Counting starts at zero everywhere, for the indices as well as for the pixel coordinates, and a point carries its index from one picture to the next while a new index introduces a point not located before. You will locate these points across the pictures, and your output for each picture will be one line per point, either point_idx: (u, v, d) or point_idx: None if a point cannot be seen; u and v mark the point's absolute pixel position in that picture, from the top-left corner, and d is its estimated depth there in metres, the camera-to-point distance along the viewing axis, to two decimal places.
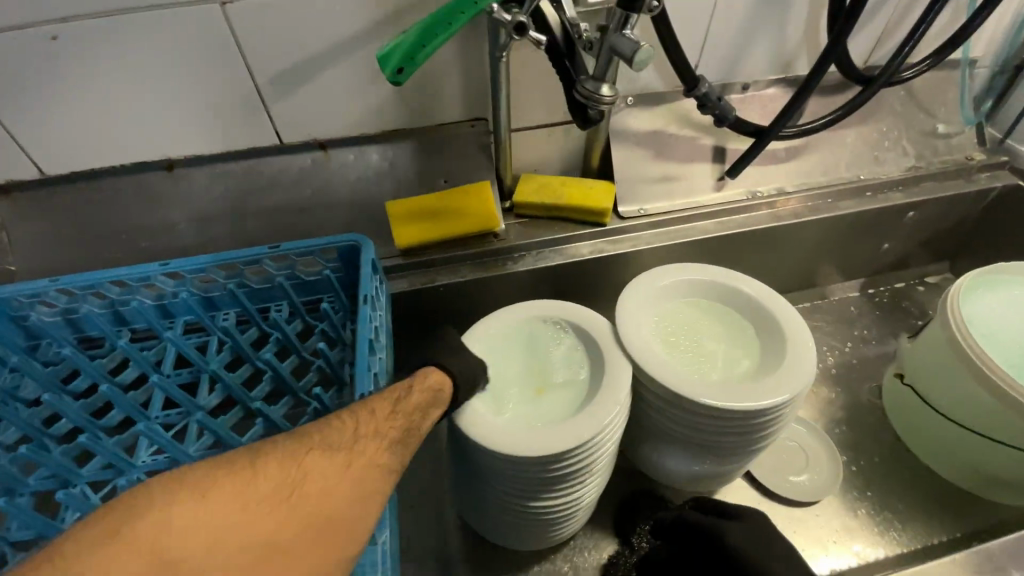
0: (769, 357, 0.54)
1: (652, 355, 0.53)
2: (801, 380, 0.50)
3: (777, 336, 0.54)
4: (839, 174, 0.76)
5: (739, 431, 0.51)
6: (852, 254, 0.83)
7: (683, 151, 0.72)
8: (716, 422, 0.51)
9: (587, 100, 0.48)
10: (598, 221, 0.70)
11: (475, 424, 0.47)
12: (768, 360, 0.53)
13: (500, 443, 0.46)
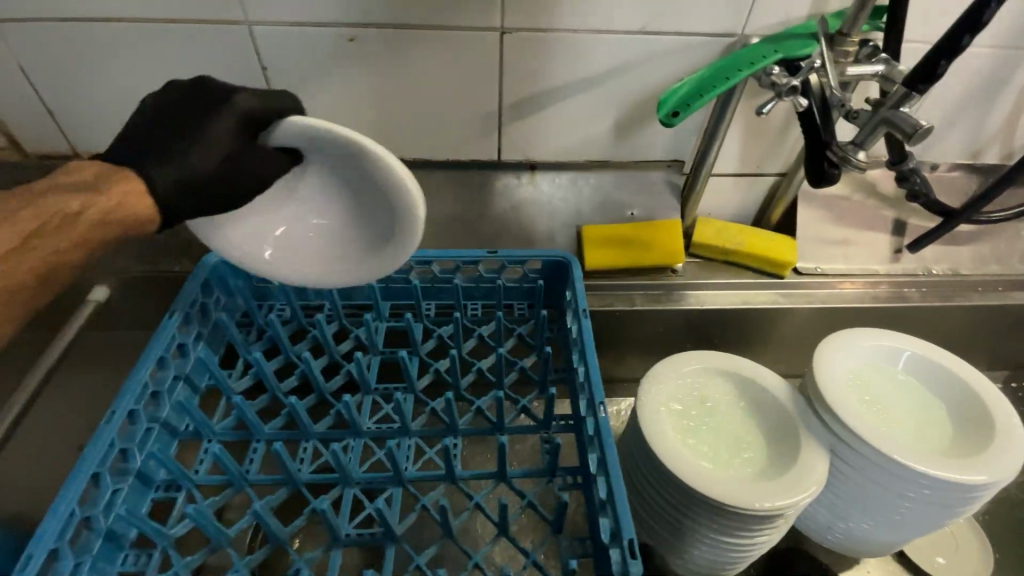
0: (971, 433, 0.54)
1: (854, 413, 0.54)
2: (1013, 461, 0.50)
3: (981, 417, 0.55)
4: (1011, 265, 0.77)
5: (939, 501, 0.52)
6: (1006, 343, 0.83)
7: (865, 219, 0.74)
8: (920, 489, 0.51)
9: (841, 160, 0.52)
10: (776, 272, 0.73)
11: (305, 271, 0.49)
12: (971, 435, 0.54)
13: (698, 480, 0.50)
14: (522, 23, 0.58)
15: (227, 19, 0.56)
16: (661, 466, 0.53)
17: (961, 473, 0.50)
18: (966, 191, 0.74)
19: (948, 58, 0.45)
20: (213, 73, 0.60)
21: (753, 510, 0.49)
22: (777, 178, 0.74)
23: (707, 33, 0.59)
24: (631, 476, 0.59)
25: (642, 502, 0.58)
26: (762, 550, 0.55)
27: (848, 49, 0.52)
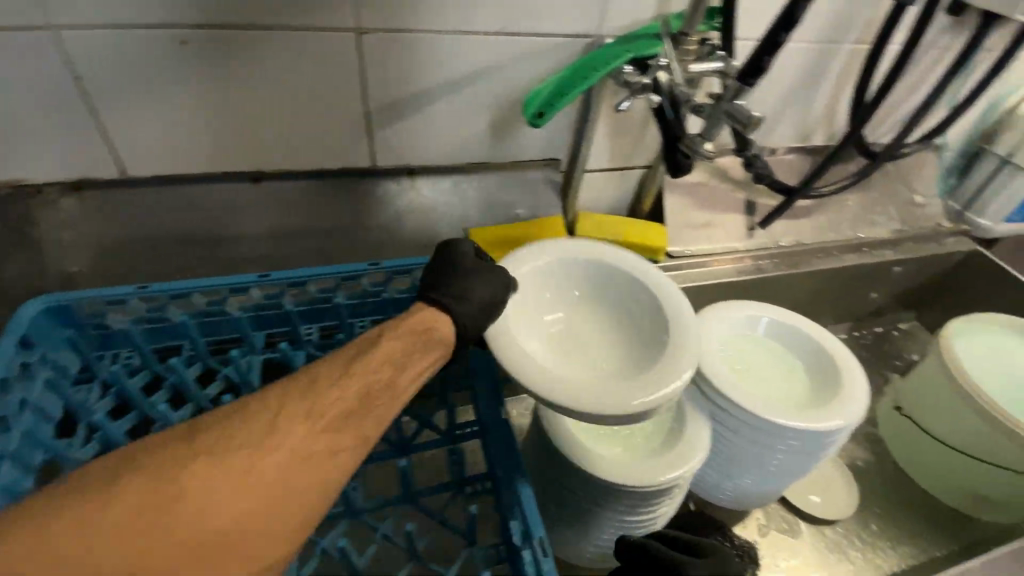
0: (827, 383, 0.61)
1: (725, 378, 0.59)
2: (860, 403, 0.57)
3: (831, 368, 0.63)
4: (842, 233, 0.89)
5: (803, 448, 0.58)
6: (846, 299, 0.96)
7: (723, 202, 0.81)
8: (788, 440, 0.57)
9: (691, 151, 0.57)
10: (652, 258, 0.78)
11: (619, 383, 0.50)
12: (827, 386, 0.61)
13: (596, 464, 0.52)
14: (379, 23, 0.55)
15: (21, 24, 0.48)
16: (563, 458, 0.54)
17: (815, 420, 0.56)
18: (801, 171, 0.84)
19: (770, 54, 0.50)
20: (13, 88, 0.51)
21: (644, 485, 0.51)
22: (644, 170, 0.79)
23: (565, 34, 0.60)
24: (537, 470, 0.60)
25: (550, 495, 0.59)
26: (662, 521, 0.59)
27: (689, 48, 0.56)
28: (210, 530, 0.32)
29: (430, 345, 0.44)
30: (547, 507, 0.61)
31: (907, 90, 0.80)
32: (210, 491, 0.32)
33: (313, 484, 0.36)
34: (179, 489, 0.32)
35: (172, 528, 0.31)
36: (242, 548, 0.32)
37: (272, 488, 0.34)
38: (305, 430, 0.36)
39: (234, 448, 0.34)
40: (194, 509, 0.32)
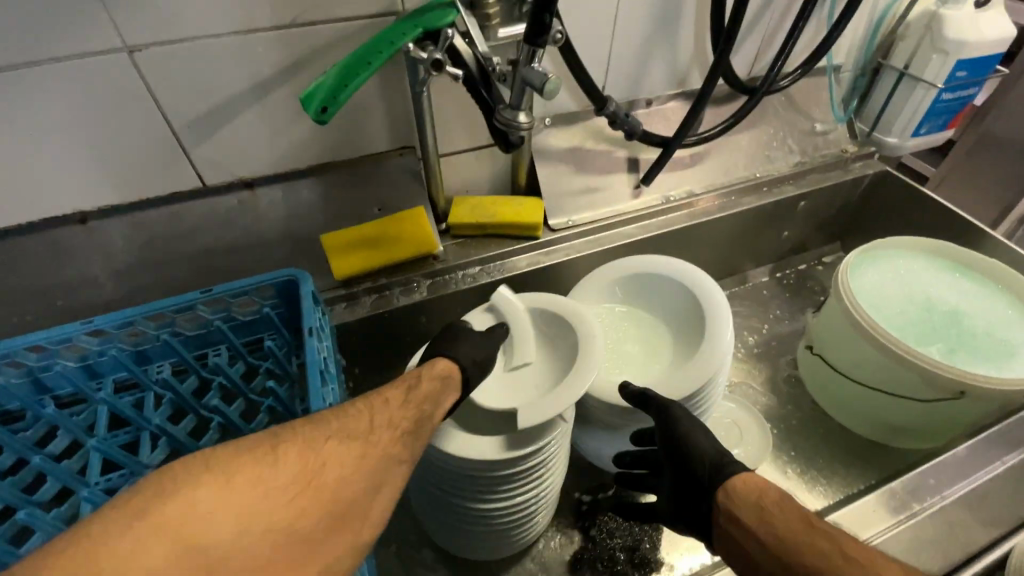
0: (695, 324, 0.61)
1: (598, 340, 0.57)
2: (730, 334, 0.57)
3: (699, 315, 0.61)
4: (739, 175, 0.85)
5: (699, 401, 0.59)
6: (758, 242, 0.92)
7: (602, 163, 0.78)
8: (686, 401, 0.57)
9: (508, 127, 0.52)
10: (531, 234, 0.74)
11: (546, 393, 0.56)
12: (695, 327, 0.61)
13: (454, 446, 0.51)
14: (152, 36, 0.51)
15: None
16: (435, 459, 0.52)
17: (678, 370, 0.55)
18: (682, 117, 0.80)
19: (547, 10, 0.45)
20: None
21: (503, 459, 0.50)
22: None
23: (367, 16, 0.57)
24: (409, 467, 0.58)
25: (424, 488, 0.57)
26: (541, 495, 0.58)
27: (491, 11, 0.53)
28: (283, 530, 0.33)
29: (434, 392, 0.48)
30: (425, 504, 0.59)
31: (776, 14, 0.75)
32: (281, 488, 0.34)
33: (353, 523, 0.36)
34: (187, 501, 0.31)
35: (248, 502, 0.32)
36: (309, 554, 0.33)
37: (323, 511, 0.35)
38: (341, 460, 0.38)
39: (282, 463, 0.35)
40: (259, 495, 0.33)
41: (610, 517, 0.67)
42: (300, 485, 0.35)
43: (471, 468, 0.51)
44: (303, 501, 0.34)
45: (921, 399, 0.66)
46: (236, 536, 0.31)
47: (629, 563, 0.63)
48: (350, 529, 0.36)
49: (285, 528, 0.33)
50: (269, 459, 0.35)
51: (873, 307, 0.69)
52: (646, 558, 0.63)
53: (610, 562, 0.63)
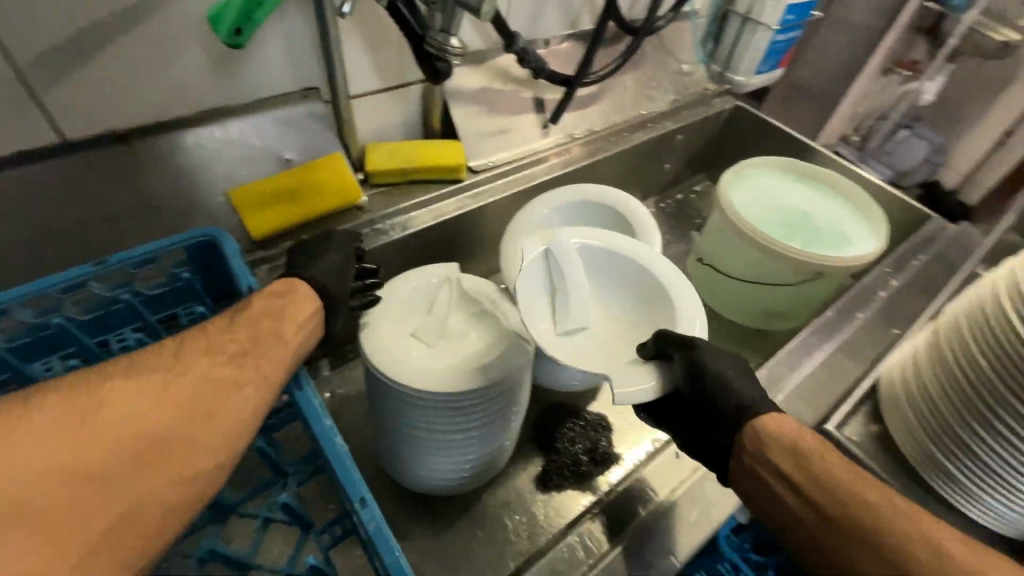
0: (630, 242, 0.65)
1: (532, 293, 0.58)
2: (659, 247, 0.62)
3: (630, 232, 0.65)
4: (626, 113, 0.93)
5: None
6: (646, 174, 1.02)
7: (510, 104, 0.79)
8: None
9: (441, 51, 0.52)
10: (454, 177, 0.74)
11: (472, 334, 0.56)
12: (630, 245, 0.65)
13: (428, 382, 0.51)
14: None
15: None
16: (401, 396, 0.52)
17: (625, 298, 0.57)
18: (577, 57, 0.84)
19: None
20: None
21: (478, 386, 0.51)
22: (422, 85, 0.74)
23: None
24: (385, 423, 0.57)
25: (402, 439, 0.56)
26: (516, 420, 0.60)
27: None
28: (128, 457, 0.37)
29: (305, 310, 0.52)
30: (406, 457, 0.59)
31: None
32: (123, 416, 0.38)
33: (208, 436, 0.41)
34: (32, 439, 0.35)
35: (92, 434, 0.37)
36: (181, 454, 0.39)
37: (200, 410, 0.41)
38: (210, 378, 0.42)
39: (139, 391, 0.39)
40: (108, 423, 0.37)
41: (568, 427, 0.70)
42: (151, 410, 0.39)
43: (448, 403, 0.51)
44: (160, 417, 0.39)
45: (790, 284, 0.81)
46: (78, 470, 0.35)
47: (591, 462, 0.67)
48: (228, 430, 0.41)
49: (146, 450, 0.38)
50: (145, 383, 0.40)
51: (750, 216, 0.82)
52: (606, 454, 0.68)
53: (575, 465, 0.67)
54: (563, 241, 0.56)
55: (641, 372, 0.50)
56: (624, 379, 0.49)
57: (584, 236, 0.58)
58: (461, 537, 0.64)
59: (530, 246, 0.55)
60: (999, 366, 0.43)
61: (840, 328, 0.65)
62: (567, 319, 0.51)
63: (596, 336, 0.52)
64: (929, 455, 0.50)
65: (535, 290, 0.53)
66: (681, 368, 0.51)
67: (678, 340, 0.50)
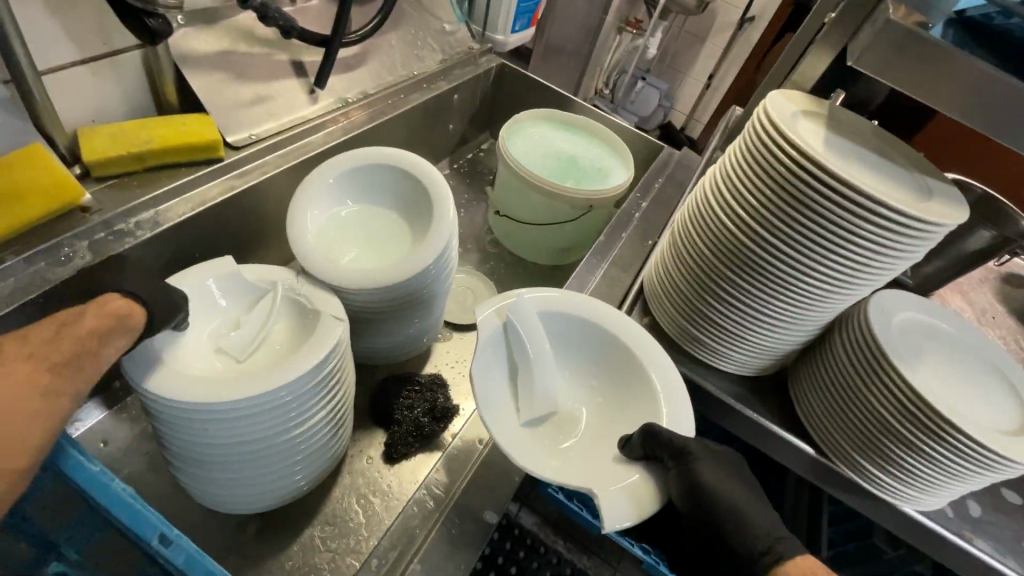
0: (424, 204, 0.65)
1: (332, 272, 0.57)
2: (452, 206, 0.62)
3: (421, 190, 0.65)
4: (398, 75, 0.91)
5: (442, 269, 0.63)
6: (431, 137, 1.03)
7: (264, 69, 0.71)
8: (430, 272, 0.60)
9: (150, 6, 0.46)
10: (213, 157, 0.64)
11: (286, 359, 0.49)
12: (424, 208, 0.64)
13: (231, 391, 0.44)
14: None
15: None
16: (188, 419, 0.44)
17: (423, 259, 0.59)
18: (332, 15, 0.79)
19: None
20: None
21: (294, 382, 0.47)
22: (139, 50, 0.61)
23: None
24: (184, 451, 0.48)
25: (211, 462, 0.49)
26: (346, 404, 0.57)
27: None
28: None
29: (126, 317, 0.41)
30: (221, 480, 0.51)
31: None
32: None
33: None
34: None
35: None
36: None
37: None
38: None
39: None
40: None
41: (405, 395, 0.69)
42: None
43: (260, 407, 0.46)
44: None
45: (573, 219, 0.91)
46: None
47: (433, 420, 0.68)
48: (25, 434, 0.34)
49: None
50: None
51: (530, 164, 0.90)
52: (446, 409, 0.69)
53: (418, 429, 0.67)
54: (522, 309, 0.56)
55: (625, 466, 0.50)
56: (612, 485, 0.47)
57: (554, 314, 0.58)
58: (313, 540, 0.60)
59: (489, 317, 0.55)
60: (713, 249, 0.56)
61: (611, 247, 0.77)
62: (531, 410, 0.53)
63: (566, 443, 0.54)
64: (685, 332, 0.63)
65: (497, 363, 0.55)
66: (675, 478, 0.47)
67: (671, 444, 0.47)
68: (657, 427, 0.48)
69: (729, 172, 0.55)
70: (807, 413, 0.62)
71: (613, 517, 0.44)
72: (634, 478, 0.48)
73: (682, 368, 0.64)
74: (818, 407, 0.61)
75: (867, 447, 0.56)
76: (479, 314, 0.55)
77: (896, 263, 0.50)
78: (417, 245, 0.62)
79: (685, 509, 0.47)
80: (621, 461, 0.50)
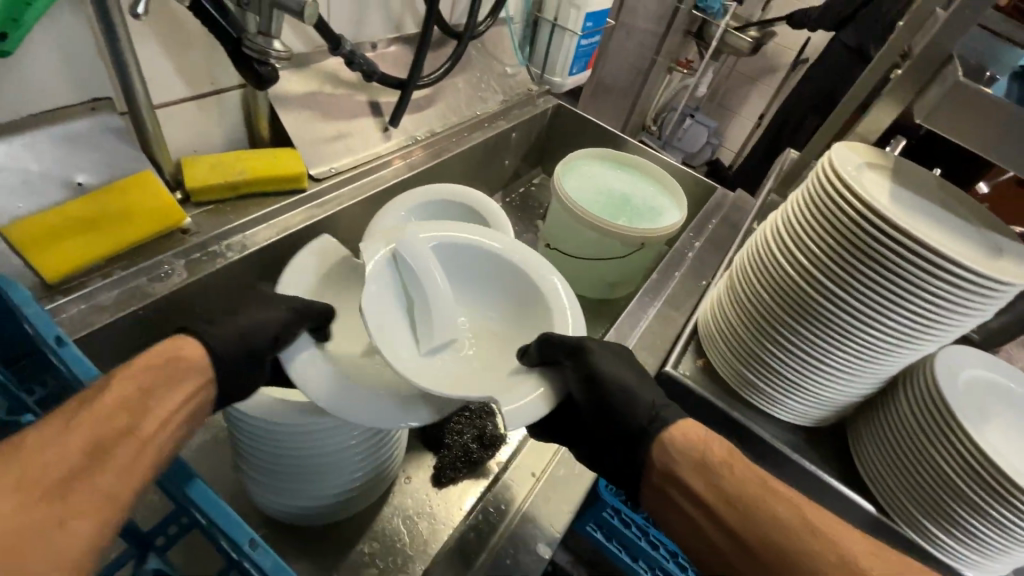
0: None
1: None
2: (512, 238, 0.65)
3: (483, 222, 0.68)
4: (461, 115, 0.97)
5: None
6: (488, 171, 1.07)
7: (345, 108, 0.77)
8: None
9: (263, 55, 0.49)
10: (296, 188, 0.70)
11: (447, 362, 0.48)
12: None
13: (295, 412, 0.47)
14: None
15: None
16: (262, 429, 0.48)
17: None
18: (407, 61, 0.85)
19: None
20: None
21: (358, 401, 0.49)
22: (241, 91, 0.68)
23: None
24: (255, 460, 0.52)
25: (279, 473, 0.52)
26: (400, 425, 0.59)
27: None
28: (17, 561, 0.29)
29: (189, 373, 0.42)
30: (287, 490, 0.54)
31: None
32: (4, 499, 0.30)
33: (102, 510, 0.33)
34: None
35: None
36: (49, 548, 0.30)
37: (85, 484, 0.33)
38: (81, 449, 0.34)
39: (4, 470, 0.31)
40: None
41: (455, 420, 0.72)
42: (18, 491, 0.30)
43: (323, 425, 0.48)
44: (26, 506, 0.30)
45: (623, 256, 0.92)
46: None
47: (480, 446, 0.70)
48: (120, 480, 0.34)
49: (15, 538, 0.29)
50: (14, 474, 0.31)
51: (583, 200, 0.93)
52: (493, 436, 0.71)
53: (466, 454, 0.69)
54: (414, 246, 0.51)
55: (520, 378, 0.48)
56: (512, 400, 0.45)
57: (442, 242, 0.54)
58: (362, 557, 0.62)
59: (382, 257, 0.49)
60: (772, 293, 0.57)
61: (663, 286, 0.78)
62: (433, 339, 0.47)
63: (465, 355, 0.49)
64: (740, 375, 0.63)
65: (389, 283, 0.49)
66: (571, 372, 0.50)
67: (567, 347, 0.48)
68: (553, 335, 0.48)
69: (789, 219, 0.56)
70: (868, 467, 0.60)
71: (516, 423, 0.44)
72: (535, 392, 0.47)
73: (734, 412, 0.63)
74: (881, 463, 0.58)
75: (934, 509, 0.53)
76: (369, 255, 0.49)
77: (966, 320, 0.49)
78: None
79: (583, 399, 0.51)
80: (524, 372, 0.49)
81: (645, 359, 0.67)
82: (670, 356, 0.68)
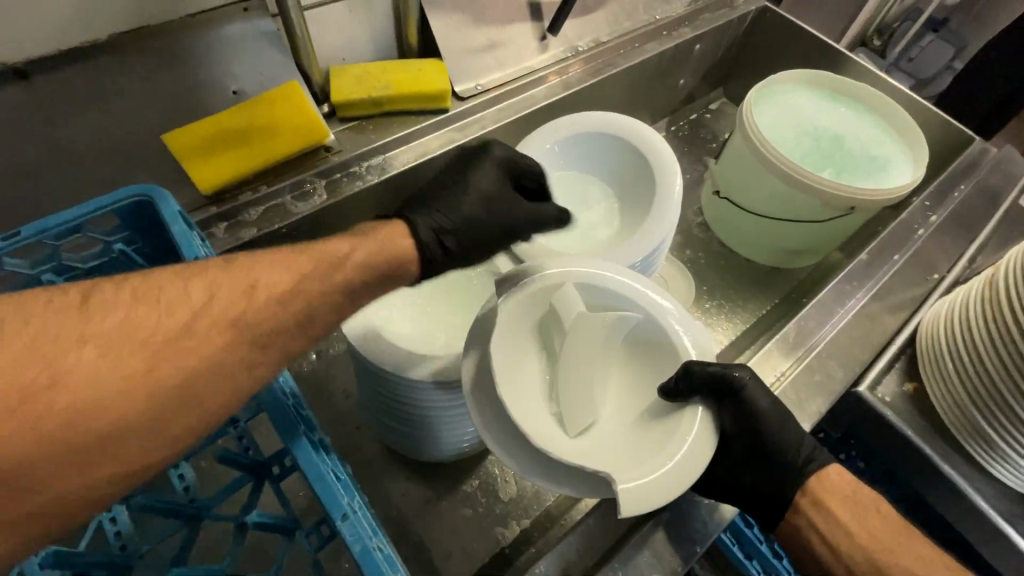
0: (642, 187, 0.56)
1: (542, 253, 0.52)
2: (678, 186, 0.53)
3: (637, 166, 0.57)
4: (635, 20, 0.79)
5: (649, 264, 0.54)
6: (657, 94, 0.90)
7: (501, 11, 0.67)
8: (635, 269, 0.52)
9: None
10: (438, 106, 0.63)
11: (626, 453, 0.39)
12: (644, 191, 0.56)
13: (387, 363, 0.45)
14: None
15: None
16: (365, 369, 0.48)
17: (632, 254, 0.51)
18: None
19: None
20: None
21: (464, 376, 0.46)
22: None
23: None
24: (366, 389, 0.53)
25: (384, 413, 0.53)
26: None
27: None
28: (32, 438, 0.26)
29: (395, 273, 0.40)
30: (391, 431, 0.56)
31: None
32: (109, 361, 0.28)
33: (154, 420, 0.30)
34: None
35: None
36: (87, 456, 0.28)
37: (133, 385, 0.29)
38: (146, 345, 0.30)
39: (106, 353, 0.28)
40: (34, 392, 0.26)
41: None
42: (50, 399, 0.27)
43: (420, 389, 0.46)
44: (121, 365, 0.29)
45: (819, 219, 0.72)
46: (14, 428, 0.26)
47: None
48: (116, 401, 0.28)
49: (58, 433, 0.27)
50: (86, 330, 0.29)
51: (777, 140, 0.72)
52: None
53: None
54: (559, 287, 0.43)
55: (666, 422, 0.41)
56: (646, 470, 0.37)
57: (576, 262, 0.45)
58: (470, 495, 0.63)
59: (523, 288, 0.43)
60: None
61: (876, 272, 0.58)
62: (565, 400, 0.40)
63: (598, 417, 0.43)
64: (969, 418, 0.47)
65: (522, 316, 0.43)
66: (730, 410, 0.44)
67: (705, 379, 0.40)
68: (693, 367, 0.40)
69: None
70: None
71: (638, 505, 0.36)
72: (689, 440, 0.39)
73: (946, 465, 0.49)
74: None
75: None
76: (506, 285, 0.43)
77: None
78: (628, 233, 0.54)
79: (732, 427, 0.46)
80: (660, 419, 0.41)
81: (833, 368, 0.52)
82: (866, 373, 0.52)
